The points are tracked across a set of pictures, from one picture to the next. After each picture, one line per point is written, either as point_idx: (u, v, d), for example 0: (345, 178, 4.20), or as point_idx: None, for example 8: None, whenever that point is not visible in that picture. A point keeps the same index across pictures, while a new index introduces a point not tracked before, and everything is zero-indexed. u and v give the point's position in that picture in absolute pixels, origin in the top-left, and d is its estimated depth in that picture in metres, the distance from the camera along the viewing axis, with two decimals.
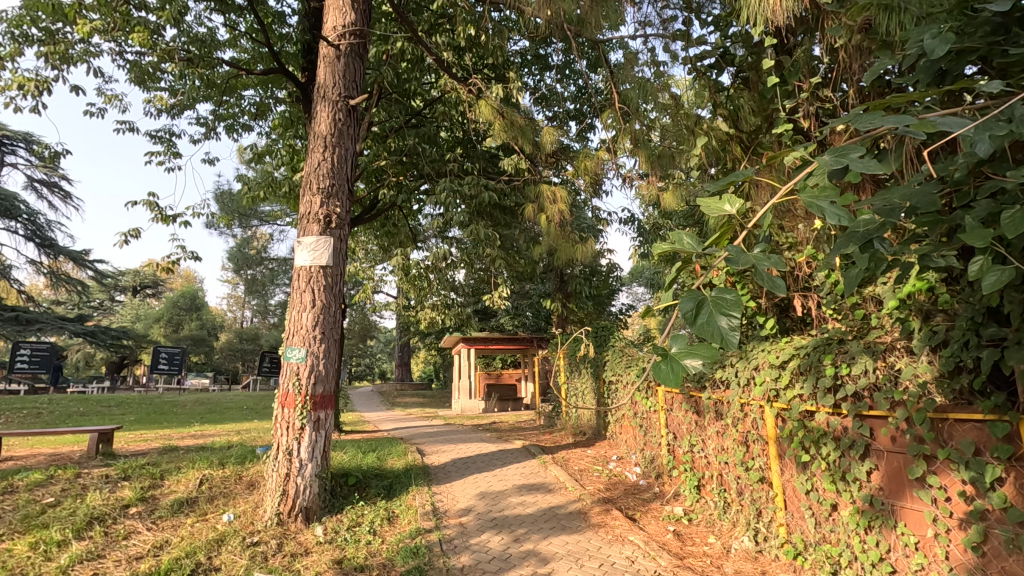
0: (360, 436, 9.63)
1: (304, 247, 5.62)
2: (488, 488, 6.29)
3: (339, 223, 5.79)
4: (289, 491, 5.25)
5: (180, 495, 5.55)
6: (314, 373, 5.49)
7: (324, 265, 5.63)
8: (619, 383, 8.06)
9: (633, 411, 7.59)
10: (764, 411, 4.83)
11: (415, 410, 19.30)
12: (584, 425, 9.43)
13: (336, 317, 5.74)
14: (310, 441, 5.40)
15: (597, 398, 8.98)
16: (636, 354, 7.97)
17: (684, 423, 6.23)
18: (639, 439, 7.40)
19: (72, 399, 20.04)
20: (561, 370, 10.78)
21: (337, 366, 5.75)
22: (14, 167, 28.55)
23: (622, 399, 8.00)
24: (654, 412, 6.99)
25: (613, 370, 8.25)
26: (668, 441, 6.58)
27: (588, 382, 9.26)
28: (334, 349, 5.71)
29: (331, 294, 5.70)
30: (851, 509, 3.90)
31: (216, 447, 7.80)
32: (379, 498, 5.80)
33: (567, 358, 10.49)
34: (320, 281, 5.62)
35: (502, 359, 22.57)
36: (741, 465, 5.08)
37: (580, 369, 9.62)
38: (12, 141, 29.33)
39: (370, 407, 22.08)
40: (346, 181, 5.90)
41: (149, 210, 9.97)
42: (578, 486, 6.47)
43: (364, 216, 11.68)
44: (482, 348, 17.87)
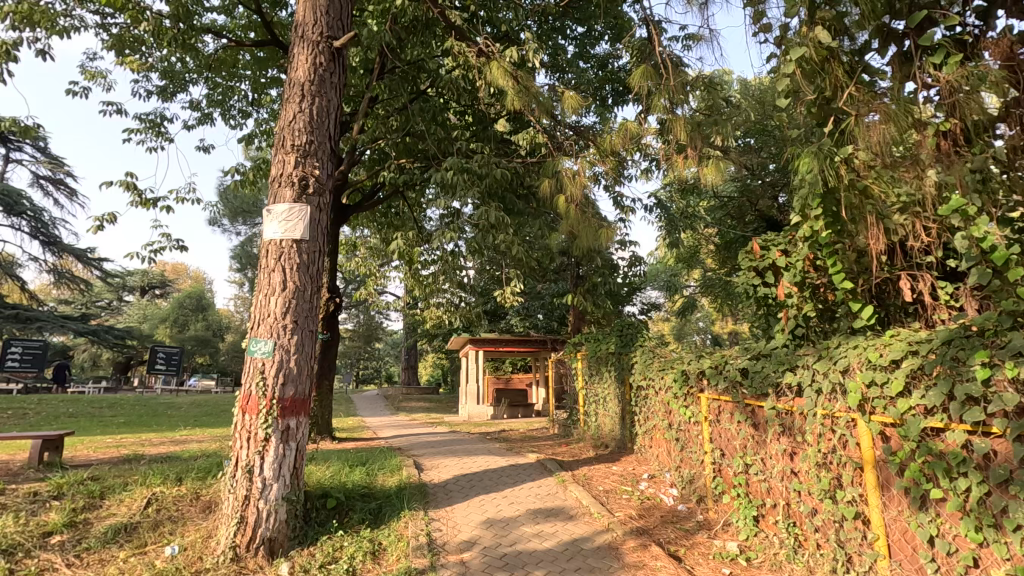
0: (353, 445, 8.59)
1: (273, 217, 4.58)
2: (497, 513, 5.20)
3: (319, 189, 4.76)
4: (247, 519, 4.19)
5: (119, 520, 4.52)
6: (283, 371, 4.44)
7: (298, 239, 4.58)
8: (649, 390, 6.94)
9: (667, 423, 6.46)
10: (856, 427, 3.71)
11: (420, 416, 18.10)
12: (606, 436, 8.32)
13: (313, 303, 4.68)
14: (276, 456, 4.34)
15: (622, 406, 7.87)
16: (671, 355, 6.86)
17: (736, 438, 5.10)
18: (674, 456, 6.28)
19: (64, 399, 19.21)
20: (578, 373, 9.68)
21: (313, 364, 4.69)
22: (19, 163, 28.04)
23: (654, 408, 6.87)
24: (695, 424, 5.87)
25: (642, 374, 7.14)
26: (713, 458, 5.46)
27: (612, 388, 8.14)
28: (310, 343, 4.66)
29: (307, 274, 4.64)
30: (1009, 569, 2.77)
31: (184, 457, 6.77)
32: (364, 525, 4.74)
33: (586, 360, 9.41)
34: (293, 259, 4.57)
35: (511, 363, 21.48)
36: (823, 496, 3.95)
37: (601, 373, 8.53)
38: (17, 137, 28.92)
39: (373, 411, 21.10)
40: (329, 140, 4.88)
41: (125, 190, 9.03)
42: (606, 513, 5.35)
43: (364, 203, 10.68)
44: (491, 350, 16.82)
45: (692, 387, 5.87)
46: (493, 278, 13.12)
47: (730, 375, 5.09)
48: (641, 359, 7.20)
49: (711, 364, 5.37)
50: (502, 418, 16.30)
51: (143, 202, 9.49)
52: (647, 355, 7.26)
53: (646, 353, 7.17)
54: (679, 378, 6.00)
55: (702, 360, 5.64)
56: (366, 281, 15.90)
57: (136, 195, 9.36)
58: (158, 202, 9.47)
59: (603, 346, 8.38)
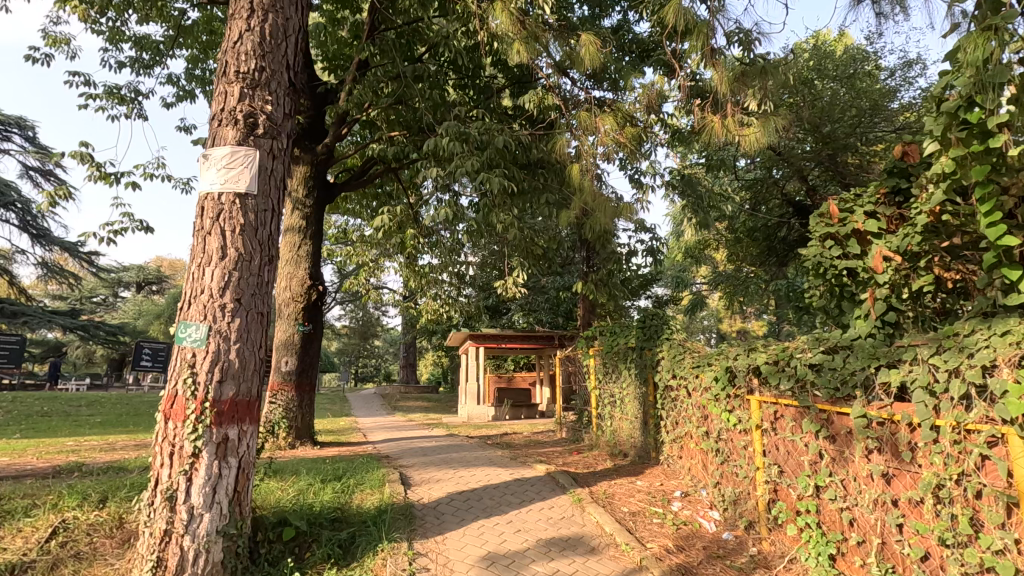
0: (335, 452, 7.53)
1: (211, 164, 3.51)
2: (502, 544, 4.15)
3: (272, 131, 3.68)
4: (169, 562, 3.13)
5: (7, 558, 3.45)
6: (220, 365, 3.37)
7: (245, 193, 3.53)
8: (680, 390, 5.90)
9: (703, 431, 5.41)
10: (1008, 445, 2.65)
11: (417, 416, 17.10)
12: (625, 443, 7.28)
13: (263, 277, 3.60)
14: (210, 478, 3.27)
15: (644, 409, 6.81)
16: (706, 350, 5.79)
17: (804, 452, 4.02)
18: (713, 471, 5.22)
19: (41, 397, 18.09)
20: (590, 371, 8.64)
21: (264, 356, 3.62)
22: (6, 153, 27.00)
23: (685, 412, 5.82)
24: (743, 433, 4.78)
25: (670, 371, 6.10)
26: (768, 477, 4.40)
27: (632, 388, 7.10)
28: (258, 329, 3.58)
29: (255, 240, 3.56)
30: None
31: (128, 468, 5.71)
32: (331, 564, 3.68)
33: (599, 356, 8.37)
34: (236, 220, 3.50)
35: (514, 361, 20.46)
36: (950, 538, 2.88)
37: (619, 370, 7.47)
38: (2, 127, 27.74)
39: (368, 411, 20.06)
40: (287, 70, 3.81)
41: (79, 161, 7.98)
42: (636, 544, 4.29)
43: (352, 182, 9.63)
44: (493, 346, 15.79)
45: (739, 387, 4.80)
46: (496, 268, 12.06)
47: (796, 373, 4.00)
48: (669, 354, 6.13)
49: (768, 359, 4.29)
50: (505, 419, 15.26)
51: (102, 176, 8.44)
52: (675, 351, 6.21)
53: (674, 347, 6.12)
54: (721, 377, 4.92)
55: (753, 354, 4.56)
56: (359, 272, 14.84)
57: (94, 168, 8.31)
58: (119, 177, 8.41)
59: (621, 341, 7.31)
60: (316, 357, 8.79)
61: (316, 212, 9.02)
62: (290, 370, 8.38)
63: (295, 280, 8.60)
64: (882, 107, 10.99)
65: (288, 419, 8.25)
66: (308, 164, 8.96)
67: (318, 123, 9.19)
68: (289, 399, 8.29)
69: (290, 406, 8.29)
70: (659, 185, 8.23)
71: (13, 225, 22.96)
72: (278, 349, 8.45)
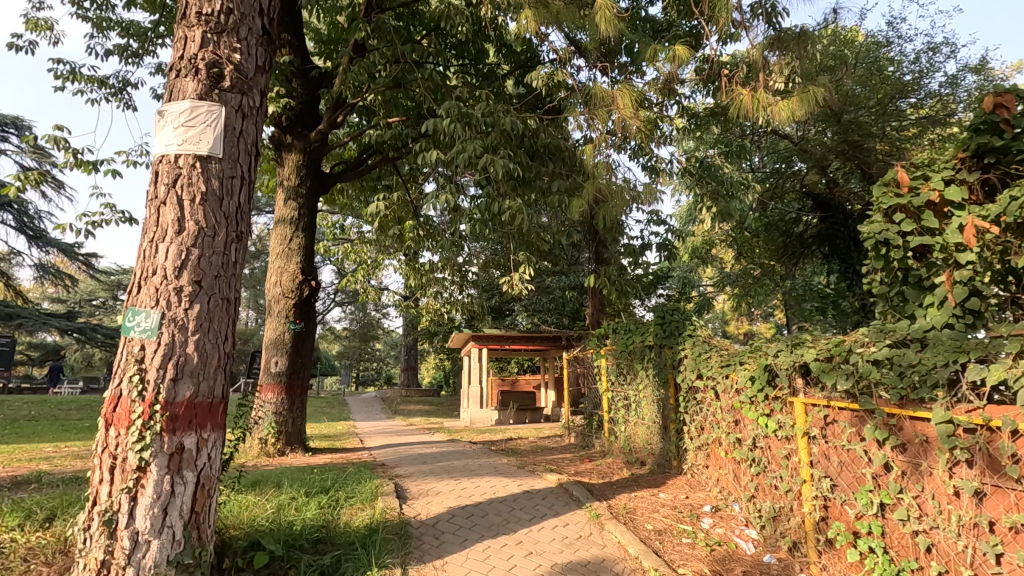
0: (328, 460, 6.95)
1: (166, 121, 2.96)
2: (512, 571, 3.56)
3: (242, 85, 3.12)
4: None
5: None
6: (173, 360, 2.80)
7: (208, 156, 2.96)
8: (706, 392, 5.31)
9: (735, 439, 4.82)
10: None
11: (418, 421, 16.52)
12: (642, 450, 6.70)
13: (229, 257, 3.03)
14: (159, 497, 2.70)
15: (663, 413, 6.23)
16: (736, 347, 5.22)
17: (865, 463, 3.44)
18: (747, 483, 4.63)
19: (33, 401, 17.55)
20: (602, 372, 8.07)
21: (230, 350, 3.05)
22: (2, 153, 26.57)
23: (713, 417, 5.24)
24: (786, 441, 4.19)
25: (695, 371, 5.51)
26: (818, 492, 3.82)
27: (649, 390, 6.52)
28: (224, 318, 3.01)
29: (219, 212, 2.99)
30: None
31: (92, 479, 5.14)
32: None
33: (611, 355, 7.81)
34: (197, 187, 2.93)
35: (518, 363, 19.90)
36: None
37: (634, 370, 6.91)
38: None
39: (368, 416, 19.46)
40: (260, 16, 3.26)
41: (54, 146, 7.47)
42: (666, 569, 3.70)
43: (348, 171, 9.10)
44: (497, 348, 15.23)
45: (780, 389, 4.21)
46: (500, 265, 11.51)
47: (856, 371, 3.41)
48: (693, 352, 5.57)
49: (819, 355, 3.71)
50: (509, 423, 14.72)
51: (81, 164, 7.91)
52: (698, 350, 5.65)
53: (699, 345, 5.54)
54: (759, 376, 4.34)
55: (798, 350, 3.98)
56: (358, 270, 14.30)
57: (71, 155, 7.78)
58: (99, 164, 7.88)
59: (637, 339, 6.74)
60: (309, 357, 8.27)
61: (310, 204, 8.48)
62: (281, 371, 7.84)
63: (286, 275, 8.06)
64: (907, 95, 10.42)
65: (278, 423, 7.68)
66: (301, 152, 8.41)
67: (311, 109, 8.65)
68: (280, 401, 7.74)
69: (281, 409, 7.73)
70: (677, 173, 7.68)
71: (9, 225, 22.55)
72: (268, 349, 7.92)
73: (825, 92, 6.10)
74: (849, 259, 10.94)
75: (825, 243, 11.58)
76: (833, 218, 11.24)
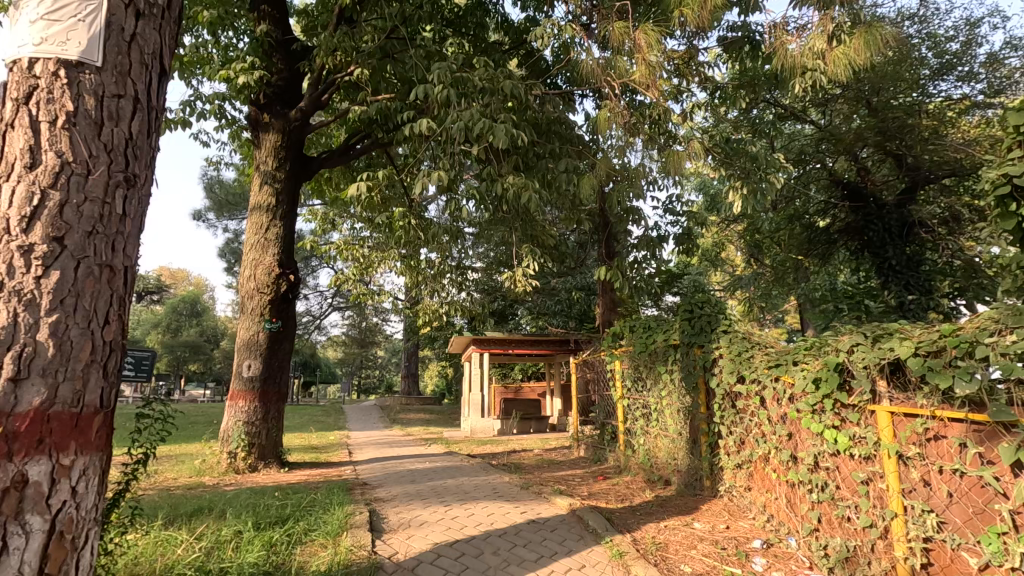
0: (304, 478, 6.04)
1: (23, 15, 2.12)
2: None
3: None
4: None
5: None
6: (13, 352, 1.91)
7: (80, 63, 2.10)
8: (750, 400, 4.39)
9: (789, 457, 3.90)
10: None
11: (416, 431, 15.56)
12: (666, 467, 5.77)
13: (112, 207, 2.16)
14: None
15: (692, 424, 5.30)
16: (785, 344, 4.30)
17: (996, 495, 2.52)
18: (807, 513, 3.71)
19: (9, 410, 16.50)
20: (616, 377, 7.14)
21: (113, 339, 2.16)
22: None
23: (757, 430, 4.32)
24: (866, 462, 3.26)
25: (734, 374, 4.59)
26: (919, 531, 2.89)
27: (676, 397, 5.60)
28: (102, 294, 2.12)
29: (94, 143, 2.11)
30: None
31: None
32: None
33: (626, 358, 6.90)
34: (59, 105, 2.06)
35: (521, 370, 18.94)
36: None
37: (656, 373, 5.99)
38: None
39: (364, 425, 18.47)
40: None
41: None
42: None
43: (334, 156, 8.28)
44: (499, 352, 14.31)
45: (856, 395, 3.29)
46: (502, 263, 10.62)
47: (984, 370, 2.49)
48: (730, 351, 4.66)
49: (920, 348, 2.78)
50: (512, 433, 13.78)
51: None
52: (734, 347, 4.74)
53: (739, 343, 4.62)
54: (826, 379, 3.41)
55: (883, 344, 3.07)
56: (352, 271, 13.44)
57: None
58: None
59: (659, 337, 5.82)
60: (287, 360, 7.36)
61: (289, 189, 7.63)
62: (254, 375, 6.94)
63: (261, 268, 7.19)
64: (947, 74, 9.44)
65: (248, 435, 6.75)
66: (279, 132, 7.58)
67: (292, 85, 7.83)
68: (252, 410, 6.82)
69: (253, 419, 6.81)
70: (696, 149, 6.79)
71: None
72: (240, 351, 7.03)
73: (881, 45, 5.16)
74: (883, 253, 10.02)
75: (856, 237, 10.64)
76: (865, 209, 10.31)
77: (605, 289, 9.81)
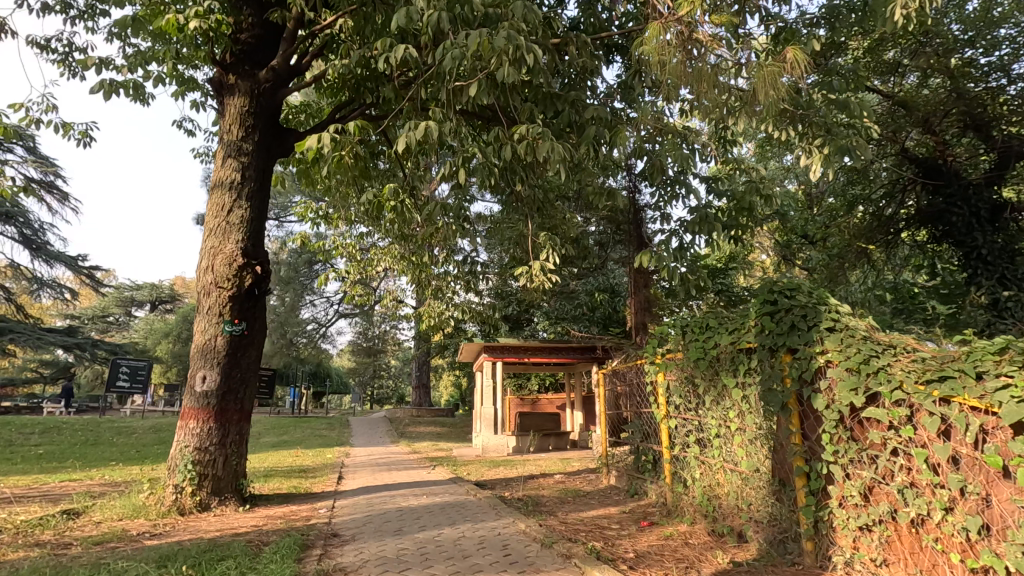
0: (268, 524, 4.70)
1: None
2: None
3: None
4: None
5: None
6: None
7: None
8: (888, 432, 2.92)
9: (978, 529, 2.44)
10: None
11: (425, 448, 14.23)
12: (738, 515, 4.28)
13: None
14: None
15: (780, 459, 3.83)
16: (945, 347, 2.83)
17: None
18: None
19: None
20: (659, 392, 5.68)
21: None
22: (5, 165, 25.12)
23: (905, 479, 2.84)
24: None
25: (855, 392, 3.10)
26: None
27: (753, 421, 4.13)
28: None
29: None
30: None
31: None
32: None
33: (671, 367, 5.46)
34: None
35: (539, 380, 17.49)
36: None
37: (719, 387, 4.54)
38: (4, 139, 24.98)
39: (370, 439, 17.18)
40: None
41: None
42: None
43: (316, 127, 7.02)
44: (515, 361, 12.90)
45: None
46: (517, 258, 9.21)
47: None
48: (847, 357, 3.19)
49: None
50: (529, 451, 12.37)
51: None
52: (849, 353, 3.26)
53: (859, 348, 3.14)
54: None
55: None
56: (351, 271, 12.17)
57: None
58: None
59: (723, 340, 4.38)
60: (254, 370, 6.03)
61: (260, 165, 6.35)
62: (209, 389, 5.61)
63: (220, 258, 5.88)
64: None
65: (199, 465, 5.41)
66: (246, 96, 6.30)
67: (264, 43, 6.55)
68: (205, 433, 5.50)
69: (206, 445, 5.48)
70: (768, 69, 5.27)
71: None
72: (194, 359, 5.72)
73: None
74: (971, 241, 8.39)
75: (933, 223, 9.02)
76: (945, 190, 8.71)
77: (637, 287, 8.36)
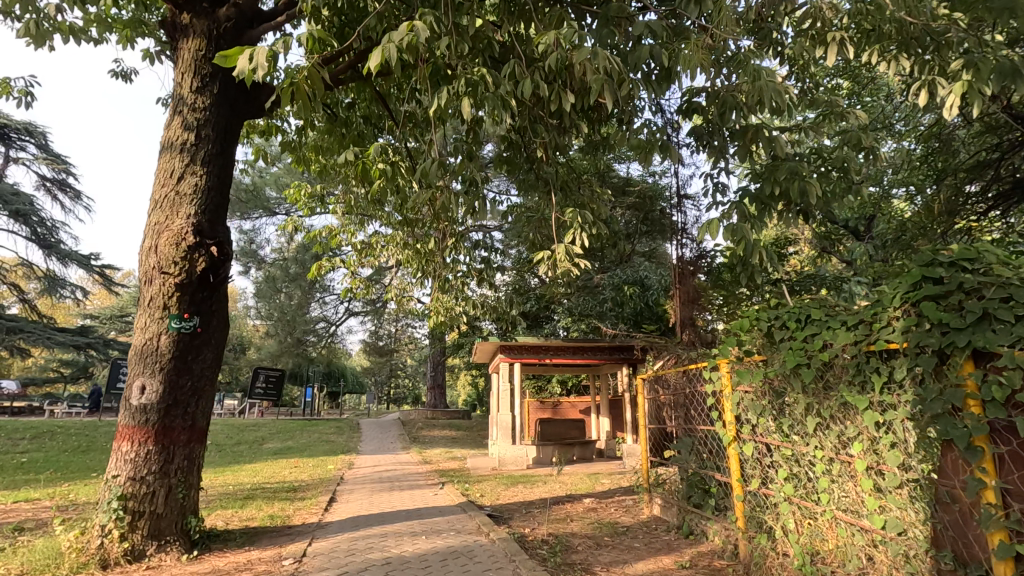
0: None
1: None
2: None
3: None
4: None
5: None
6: None
7: None
8: None
9: None
10: None
11: (435, 457, 12.99)
12: None
13: None
14: None
15: (953, 523, 2.48)
16: None
17: None
18: None
19: None
20: (725, 408, 4.31)
21: None
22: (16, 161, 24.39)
23: None
24: None
25: None
26: None
27: (897, 461, 2.76)
28: None
29: None
30: None
31: None
32: None
33: (741, 375, 4.09)
34: None
35: (561, 382, 16.11)
36: None
37: (833, 405, 3.18)
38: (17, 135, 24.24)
39: (379, 446, 15.97)
40: None
41: None
42: None
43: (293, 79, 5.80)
44: (534, 363, 11.57)
45: None
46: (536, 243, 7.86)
47: None
48: None
49: None
50: (550, 464, 11.06)
51: None
52: None
53: None
54: None
55: None
56: (353, 262, 10.96)
57: None
58: None
59: (841, 339, 3.01)
60: (210, 376, 4.81)
61: (222, 123, 5.15)
62: (149, 403, 4.41)
63: (166, 236, 4.67)
64: None
65: (132, 501, 4.22)
66: (202, 38, 5.10)
67: None
68: (143, 458, 4.32)
69: (143, 473, 4.29)
70: None
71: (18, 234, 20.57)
72: (133, 364, 4.53)
73: None
74: None
75: None
76: None
77: (682, 275, 6.96)
